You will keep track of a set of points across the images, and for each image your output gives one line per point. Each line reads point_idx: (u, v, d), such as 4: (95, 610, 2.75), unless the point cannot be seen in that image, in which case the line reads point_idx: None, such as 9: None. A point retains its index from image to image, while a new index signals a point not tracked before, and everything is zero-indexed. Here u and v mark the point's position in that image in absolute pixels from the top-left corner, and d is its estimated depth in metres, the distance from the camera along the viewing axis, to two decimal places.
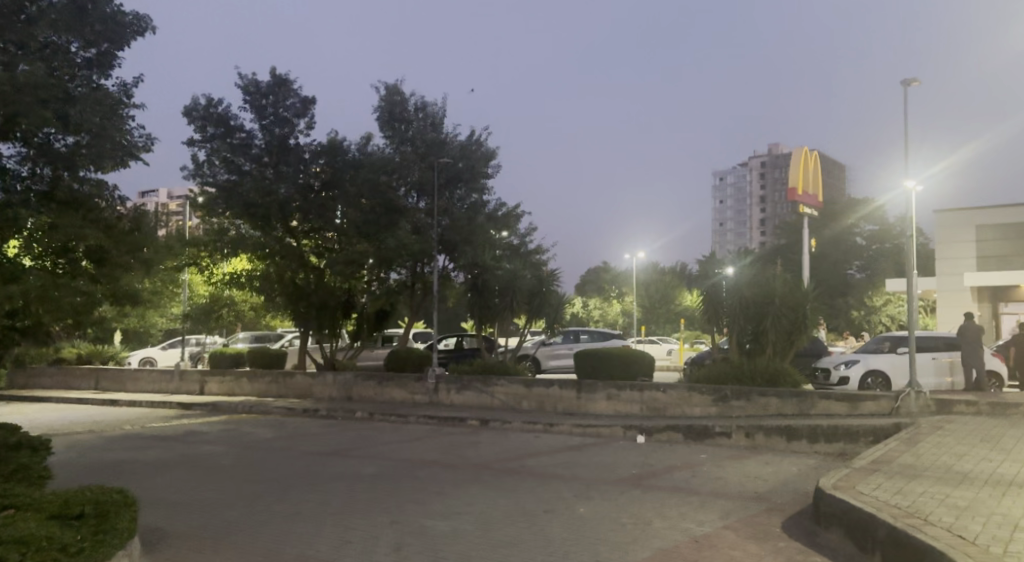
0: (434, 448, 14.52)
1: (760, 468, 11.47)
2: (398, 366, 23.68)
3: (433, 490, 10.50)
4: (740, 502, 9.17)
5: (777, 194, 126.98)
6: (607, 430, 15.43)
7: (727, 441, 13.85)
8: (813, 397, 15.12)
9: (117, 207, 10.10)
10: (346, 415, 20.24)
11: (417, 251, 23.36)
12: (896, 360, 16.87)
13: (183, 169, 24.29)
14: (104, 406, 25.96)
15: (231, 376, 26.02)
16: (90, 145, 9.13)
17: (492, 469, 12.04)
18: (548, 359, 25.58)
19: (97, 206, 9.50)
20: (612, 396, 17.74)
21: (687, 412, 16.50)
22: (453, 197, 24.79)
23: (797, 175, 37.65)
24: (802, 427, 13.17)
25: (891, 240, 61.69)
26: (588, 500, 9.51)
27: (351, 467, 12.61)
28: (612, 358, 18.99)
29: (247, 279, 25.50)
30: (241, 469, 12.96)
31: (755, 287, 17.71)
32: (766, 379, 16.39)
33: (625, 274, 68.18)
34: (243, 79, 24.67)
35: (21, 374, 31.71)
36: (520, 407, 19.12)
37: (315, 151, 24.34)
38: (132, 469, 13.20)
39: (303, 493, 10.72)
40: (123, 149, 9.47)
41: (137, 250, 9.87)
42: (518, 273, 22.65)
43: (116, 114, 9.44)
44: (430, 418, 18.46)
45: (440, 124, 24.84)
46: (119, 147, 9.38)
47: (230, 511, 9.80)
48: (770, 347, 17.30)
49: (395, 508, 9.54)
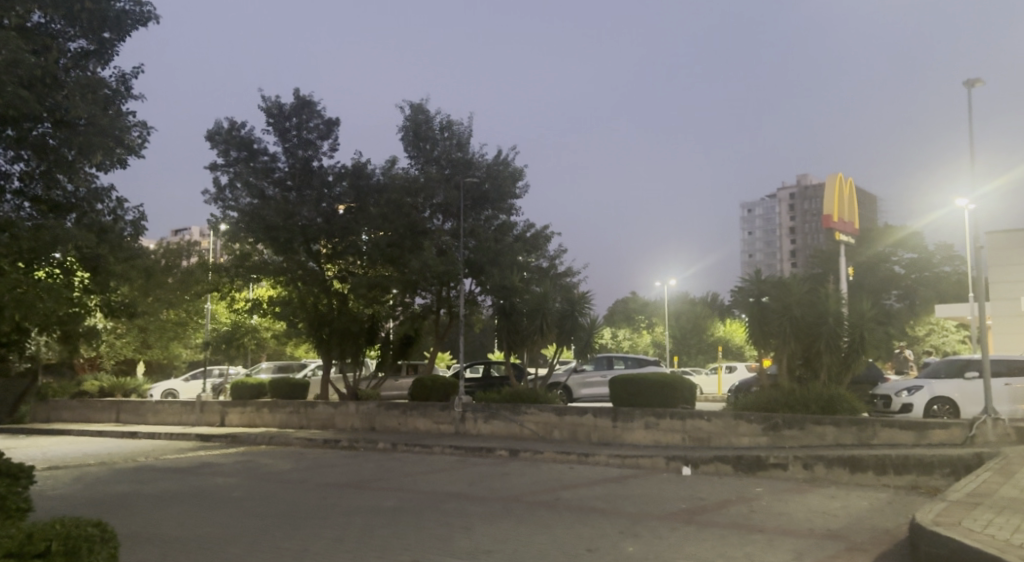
0: (461, 479, 13.42)
1: (827, 503, 10.22)
2: (423, 395, 22.61)
3: (461, 526, 9.38)
4: (815, 540, 7.98)
5: (807, 224, 125.25)
6: (647, 461, 14.23)
7: (783, 473, 12.61)
8: (875, 425, 13.85)
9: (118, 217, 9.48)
10: (368, 446, 19.19)
11: (443, 273, 22.37)
12: (963, 386, 15.53)
13: (205, 193, 23.68)
14: (121, 438, 25.13)
15: (251, 407, 25.10)
16: (80, 136, 8.52)
17: (524, 503, 10.92)
18: (580, 388, 24.47)
19: (87, 211, 9.00)
20: (650, 425, 16.51)
21: (734, 442, 15.27)
22: (480, 219, 24.14)
23: (833, 201, 36.33)
24: (867, 457, 11.92)
25: (930, 268, 59.90)
26: (636, 538, 8.35)
27: (371, 501, 11.54)
28: (650, 384, 17.81)
29: (269, 306, 24.81)
30: (252, 503, 11.94)
31: (805, 305, 16.50)
32: (821, 407, 15.07)
33: (655, 305, 67.05)
34: (266, 101, 24.03)
35: (42, 408, 31.04)
36: (552, 437, 17.97)
37: (339, 173, 23.67)
38: (136, 503, 12.23)
39: (317, 529, 9.67)
40: (113, 141, 8.82)
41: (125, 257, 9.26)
42: (549, 297, 21.33)
43: (106, 104, 8.90)
44: (456, 448, 17.36)
45: (466, 144, 23.98)
46: (109, 138, 8.72)
47: (233, 549, 8.75)
48: (823, 371, 16.18)
49: (418, 546, 8.47)
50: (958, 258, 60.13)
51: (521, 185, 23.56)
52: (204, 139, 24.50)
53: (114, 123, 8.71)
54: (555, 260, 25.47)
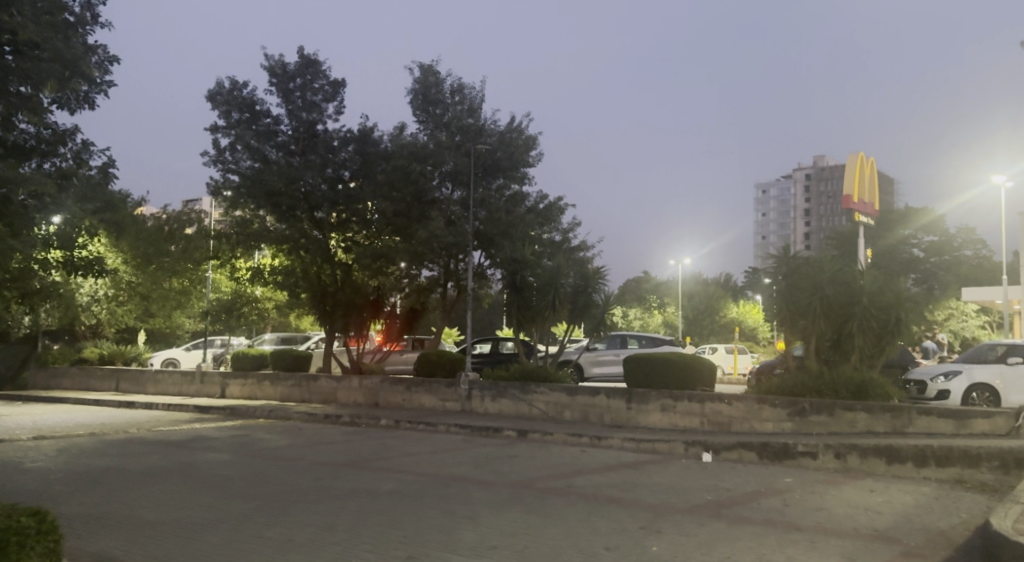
0: (466, 461, 12.54)
1: (866, 497, 9.28)
2: (429, 371, 21.74)
3: (464, 516, 8.48)
4: (864, 542, 7.06)
5: (822, 206, 123.70)
6: (665, 446, 13.33)
7: (813, 463, 11.70)
8: (911, 412, 12.90)
9: (77, 158, 9.19)
10: (370, 423, 18.34)
11: (451, 244, 21.39)
12: (1005, 372, 14.54)
13: (204, 155, 22.74)
14: (119, 408, 24.39)
15: (253, 379, 24.29)
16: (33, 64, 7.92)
17: (534, 489, 10.05)
18: (592, 366, 23.61)
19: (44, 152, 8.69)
20: (666, 407, 15.59)
21: (756, 427, 14.33)
22: (491, 188, 23.05)
23: (854, 181, 34.86)
24: (906, 448, 10.95)
25: (951, 252, 58.59)
26: (661, 535, 7.42)
27: (367, 484, 10.67)
28: (666, 364, 16.89)
29: (270, 274, 23.96)
30: (240, 483, 11.09)
31: (837, 283, 15.45)
32: (852, 392, 14.05)
33: (667, 285, 66.13)
34: (269, 60, 23.02)
35: (42, 376, 30.36)
36: (562, 418, 17.08)
37: (344, 138, 22.72)
38: (118, 480, 11.43)
39: (305, 514, 8.81)
40: (70, 68, 8.29)
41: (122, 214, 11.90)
42: (562, 271, 20.34)
43: (61, 30, 8.38)
44: (462, 426, 16.50)
45: (477, 109, 22.92)
46: (61, 65, 8.17)
47: (211, 537, 7.89)
48: (855, 353, 15.21)
49: (416, 539, 7.57)
50: (979, 242, 58.71)
51: (535, 153, 22.51)
52: (205, 99, 23.55)
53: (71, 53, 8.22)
54: (569, 234, 24.49)
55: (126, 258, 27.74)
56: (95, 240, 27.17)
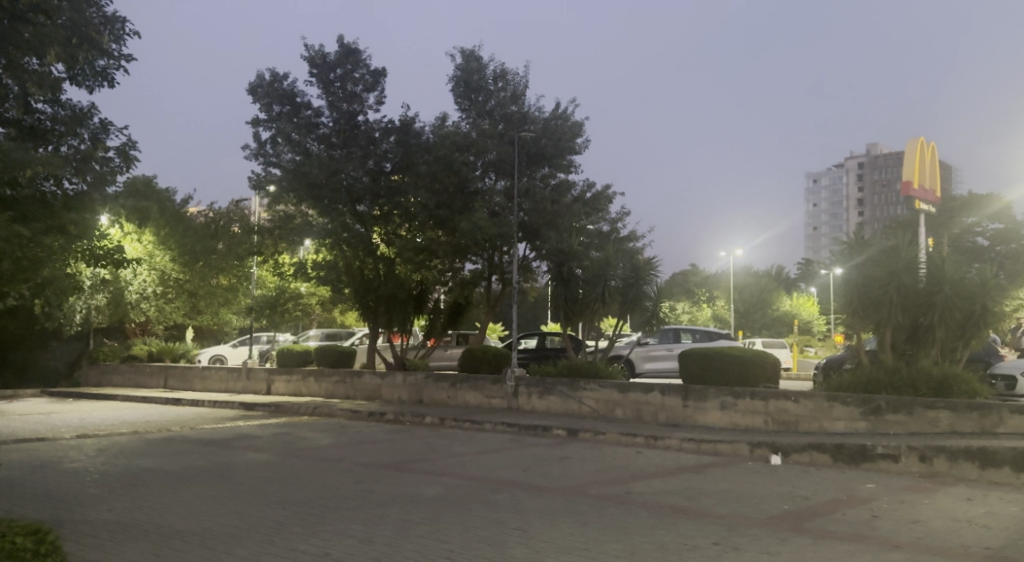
0: (515, 463, 11.77)
1: (965, 507, 8.30)
2: (474, 366, 21.06)
3: (514, 527, 7.72)
4: None
5: (876, 196, 120.54)
6: (728, 447, 12.43)
7: (895, 466, 10.71)
8: (1000, 412, 11.83)
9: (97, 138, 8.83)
10: (415, 421, 17.67)
11: (496, 236, 20.56)
12: None
13: (246, 149, 22.36)
14: (164, 405, 24.17)
15: (297, 375, 23.88)
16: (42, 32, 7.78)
17: (590, 496, 9.26)
18: (644, 362, 22.75)
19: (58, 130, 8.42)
20: (726, 405, 14.63)
21: (826, 427, 13.32)
22: (535, 176, 22.20)
23: (918, 167, 33.34)
24: (1001, 451, 9.92)
25: (1019, 240, 56.26)
26: (739, 553, 6.57)
27: (410, 489, 9.96)
28: (724, 359, 15.94)
29: (312, 269, 23.46)
30: (277, 487, 10.49)
31: (916, 271, 14.39)
32: (933, 388, 13.02)
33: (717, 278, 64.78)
34: (310, 50, 22.52)
35: (92, 373, 30.40)
36: (614, 416, 16.23)
37: (386, 129, 22.13)
38: (154, 483, 10.91)
39: (343, 524, 8.13)
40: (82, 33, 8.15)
41: (137, 201, 11.56)
42: (611, 262, 19.43)
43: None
44: (509, 425, 15.74)
45: (521, 96, 22.07)
46: (72, 30, 8.05)
47: (240, 548, 7.27)
48: (935, 346, 14.19)
49: (461, 554, 6.83)
50: None
51: (582, 141, 21.65)
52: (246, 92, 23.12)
53: (81, 18, 8.12)
54: (617, 224, 23.57)
55: (173, 255, 27.57)
56: (144, 237, 27.04)
